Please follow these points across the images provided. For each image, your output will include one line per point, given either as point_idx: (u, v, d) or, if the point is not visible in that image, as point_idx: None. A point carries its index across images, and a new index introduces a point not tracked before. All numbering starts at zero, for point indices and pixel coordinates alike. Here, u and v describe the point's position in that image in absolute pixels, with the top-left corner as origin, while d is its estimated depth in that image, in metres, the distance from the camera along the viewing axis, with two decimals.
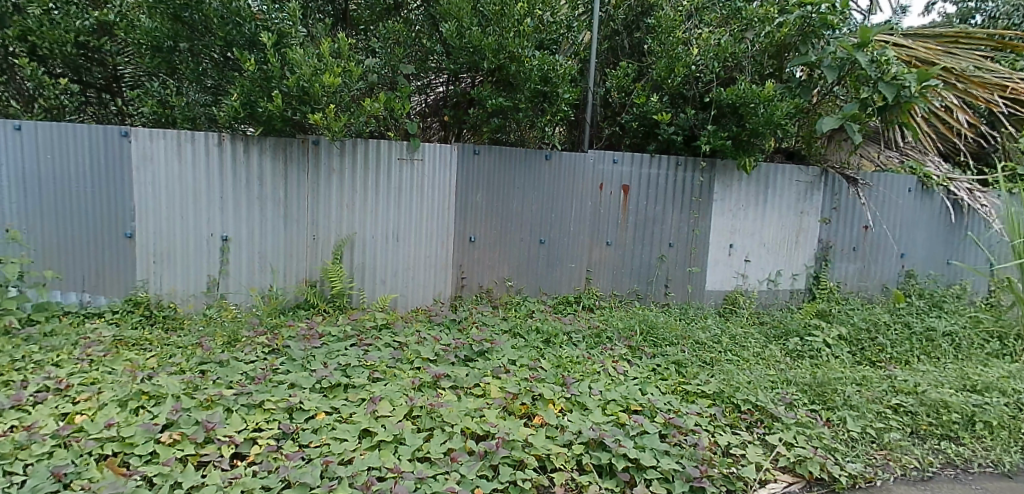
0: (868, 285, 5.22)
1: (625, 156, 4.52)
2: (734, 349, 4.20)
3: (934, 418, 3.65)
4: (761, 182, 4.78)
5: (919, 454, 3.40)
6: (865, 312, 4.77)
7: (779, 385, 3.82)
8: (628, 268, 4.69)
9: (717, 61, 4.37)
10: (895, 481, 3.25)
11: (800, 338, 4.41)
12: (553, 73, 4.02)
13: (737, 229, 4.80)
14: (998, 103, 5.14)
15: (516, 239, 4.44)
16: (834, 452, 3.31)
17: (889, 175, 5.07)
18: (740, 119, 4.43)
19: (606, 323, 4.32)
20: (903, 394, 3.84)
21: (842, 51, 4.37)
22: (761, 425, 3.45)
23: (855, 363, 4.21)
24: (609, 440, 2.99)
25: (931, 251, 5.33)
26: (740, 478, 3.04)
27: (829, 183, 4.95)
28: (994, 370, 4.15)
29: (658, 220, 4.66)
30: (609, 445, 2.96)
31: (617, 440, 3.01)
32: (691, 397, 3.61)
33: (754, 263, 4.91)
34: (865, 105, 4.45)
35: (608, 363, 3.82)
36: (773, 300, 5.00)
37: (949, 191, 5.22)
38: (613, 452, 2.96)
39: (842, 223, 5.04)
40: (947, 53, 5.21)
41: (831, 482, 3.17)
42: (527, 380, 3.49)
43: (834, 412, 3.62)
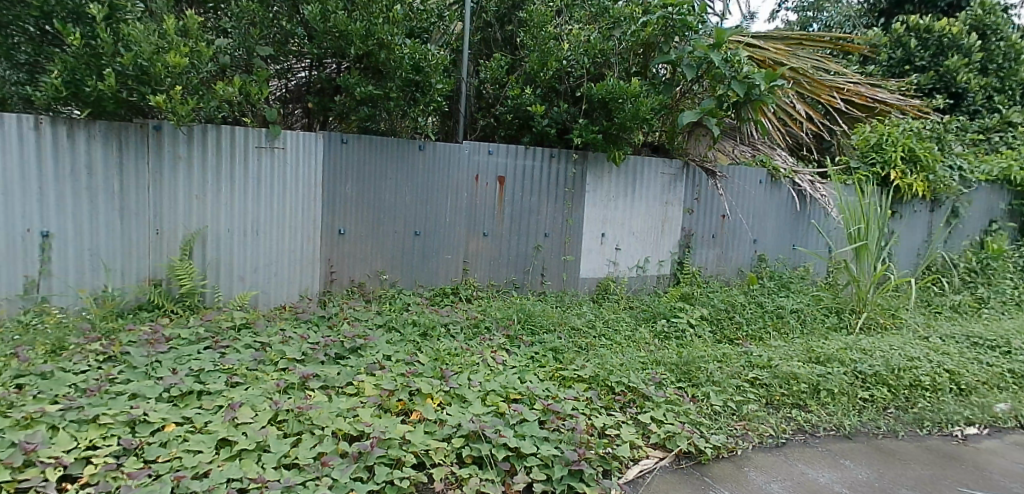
0: (726, 269, 5.58)
1: (499, 148, 4.52)
2: (608, 334, 4.36)
3: (785, 389, 4.03)
4: (629, 174, 4.98)
5: (773, 422, 3.73)
6: (723, 294, 5.12)
7: (649, 366, 4.05)
8: (504, 259, 4.71)
9: (587, 57, 4.50)
10: (753, 449, 3.53)
11: (666, 320, 4.66)
12: (425, 61, 3.95)
13: (609, 219, 4.98)
14: (837, 101, 5.90)
15: (389, 232, 4.31)
16: (700, 426, 3.55)
17: (743, 168, 5.44)
18: (609, 114, 4.58)
19: (484, 313, 4.31)
20: (758, 368, 4.21)
21: (699, 52, 4.61)
22: (634, 405, 3.63)
23: (716, 341, 4.55)
24: (489, 431, 2.98)
25: (780, 237, 5.76)
26: (615, 458, 3.16)
27: (691, 176, 5.27)
28: (832, 343, 4.66)
29: (532, 210, 4.72)
30: (490, 436, 2.95)
31: (497, 430, 3.01)
32: (568, 382, 3.70)
33: (624, 251, 5.10)
34: (721, 101, 4.81)
35: (487, 353, 3.81)
36: (642, 286, 5.23)
37: (794, 183, 5.68)
38: (493, 443, 2.95)
39: (702, 213, 5.37)
40: (792, 54, 5.77)
41: (698, 455, 3.38)
42: (403, 375, 3.39)
43: (698, 388, 3.89)
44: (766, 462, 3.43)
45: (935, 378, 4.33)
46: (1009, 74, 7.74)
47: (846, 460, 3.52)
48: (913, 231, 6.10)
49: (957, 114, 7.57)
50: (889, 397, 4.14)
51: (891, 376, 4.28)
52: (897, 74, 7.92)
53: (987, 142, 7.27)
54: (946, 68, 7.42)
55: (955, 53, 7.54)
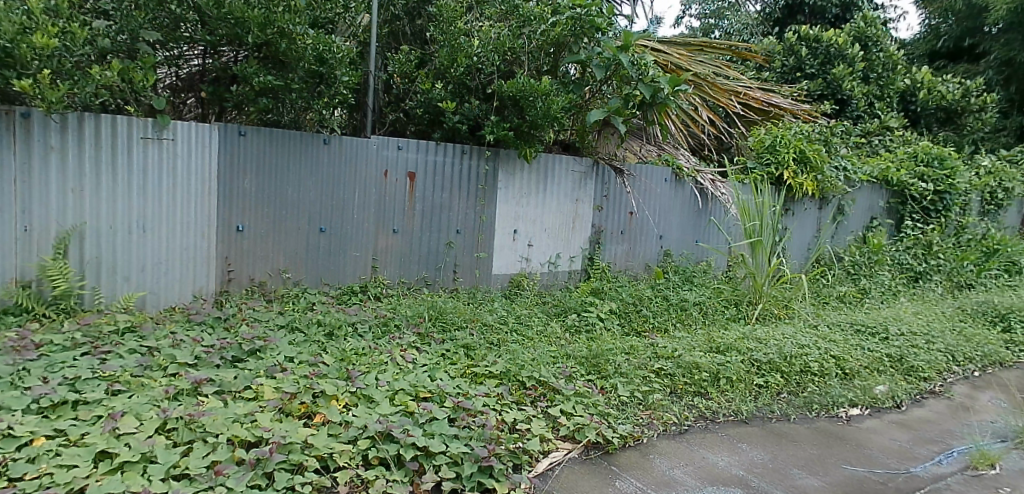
0: (634, 264, 5.76)
1: (409, 143, 4.46)
2: (519, 329, 4.40)
3: (688, 378, 4.21)
4: (540, 172, 5.04)
5: (677, 410, 3.89)
6: (631, 288, 5.28)
7: (560, 360, 4.12)
8: (414, 255, 4.65)
9: (497, 54, 4.53)
10: (658, 437, 3.67)
11: (577, 314, 4.76)
12: (329, 53, 3.84)
13: (521, 216, 5.02)
14: (734, 106, 6.22)
15: (292, 229, 4.15)
16: (607, 417, 3.65)
17: (648, 167, 5.63)
18: (520, 111, 4.60)
19: (393, 311, 4.24)
20: (664, 359, 4.38)
21: (608, 53, 4.73)
22: (544, 399, 3.68)
23: (624, 333, 4.69)
24: (397, 431, 2.93)
25: (684, 233, 6.01)
26: (525, 452, 3.19)
27: (600, 173, 5.40)
28: (731, 333, 4.93)
29: (443, 207, 4.68)
30: (397, 436, 2.90)
31: (405, 430, 2.96)
32: (479, 379, 3.70)
33: (536, 247, 5.16)
34: (627, 101, 4.94)
35: (396, 352, 3.75)
36: (553, 281, 5.31)
37: (697, 181, 5.94)
38: (401, 443, 2.90)
39: (611, 209, 5.51)
40: (693, 60, 6.02)
41: (605, 445, 3.47)
42: (307, 377, 3.27)
43: (606, 380, 4.00)
44: (670, 448, 3.57)
45: (822, 364, 4.66)
46: (886, 82, 8.46)
47: (742, 443, 3.72)
48: (804, 227, 6.52)
49: (843, 119, 8.19)
50: (782, 382, 4.41)
51: (783, 363, 4.56)
52: (790, 80, 8.47)
53: (868, 145, 7.90)
54: (833, 76, 8.03)
55: (841, 62, 8.17)
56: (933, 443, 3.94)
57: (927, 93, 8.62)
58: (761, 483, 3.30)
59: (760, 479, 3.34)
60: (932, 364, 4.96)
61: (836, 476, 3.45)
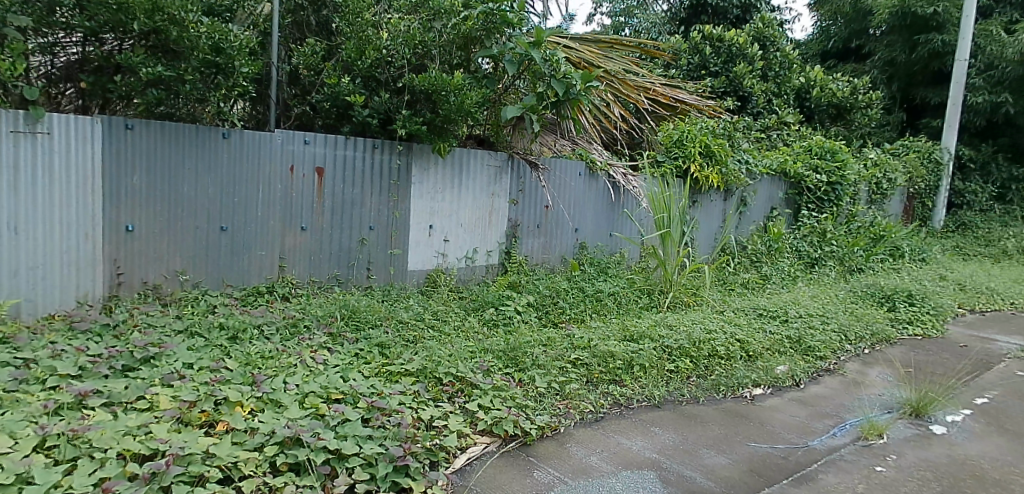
0: (550, 257, 5.83)
1: (316, 137, 4.32)
2: (436, 325, 4.37)
3: (603, 367, 4.32)
4: (455, 166, 5.01)
5: (593, 399, 3.98)
6: (548, 280, 5.36)
7: (477, 354, 4.13)
8: (324, 253, 4.53)
9: (407, 47, 4.44)
10: (575, 426, 3.74)
11: (495, 308, 4.78)
12: (226, 42, 3.66)
13: (436, 211, 4.98)
14: (643, 102, 6.43)
15: (191, 228, 3.94)
16: (525, 409, 3.68)
17: (562, 161, 5.71)
18: (433, 105, 4.56)
19: (303, 312, 4.10)
20: (580, 349, 4.48)
21: (520, 48, 4.74)
22: (461, 395, 3.67)
23: (541, 325, 4.76)
24: (306, 435, 2.83)
25: (598, 226, 6.14)
26: (442, 448, 3.17)
27: (515, 168, 5.44)
28: (644, 321, 5.10)
29: (354, 203, 4.58)
30: (307, 440, 2.80)
31: (316, 434, 2.87)
32: (395, 377, 3.64)
33: (452, 242, 5.14)
34: (541, 98, 4.98)
35: (306, 354, 3.63)
36: (471, 276, 5.30)
37: (609, 175, 6.06)
38: (312, 447, 2.80)
39: (527, 203, 5.56)
40: (604, 57, 6.14)
41: (523, 436, 3.50)
42: (207, 384, 3.11)
43: (524, 373, 4.04)
44: (586, 436, 3.65)
45: (728, 347, 4.90)
46: (783, 80, 8.99)
47: (655, 427, 3.86)
48: (710, 217, 6.83)
49: (744, 115, 8.62)
50: (691, 367, 4.61)
51: (692, 348, 4.77)
52: (695, 78, 8.86)
53: (768, 140, 8.34)
54: (735, 74, 8.47)
55: (742, 61, 8.62)
56: (828, 417, 4.23)
57: (819, 90, 9.22)
58: (673, 465, 3.43)
59: (672, 461, 3.48)
60: (826, 343, 5.32)
61: (742, 453, 3.63)
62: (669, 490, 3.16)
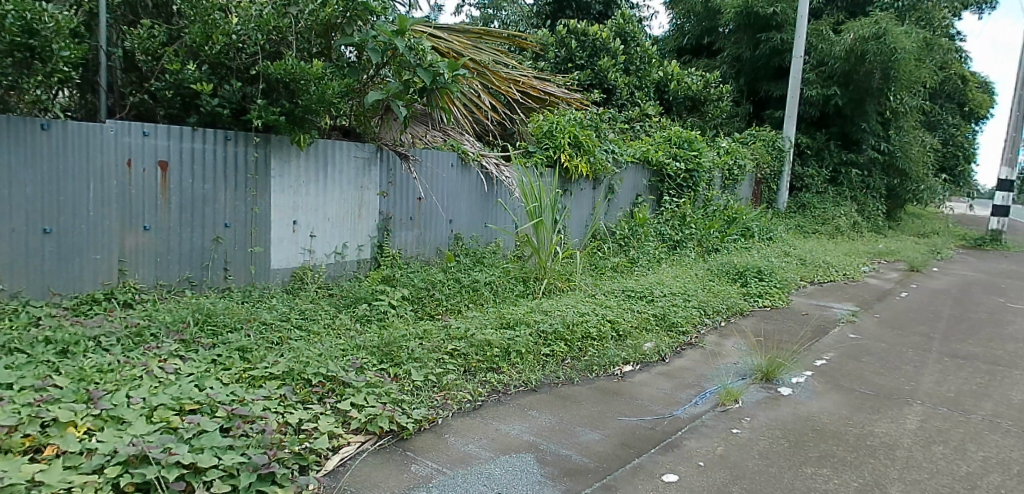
0: (425, 249, 5.77)
1: (157, 129, 4.00)
2: (304, 325, 4.20)
3: (480, 355, 4.36)
4: (319, 159, 4.83)
5: (470, 388, 4.00)
6: (423, 273, 5.32)
7: (349, 352, 4.01)
8: (173, 254, 4.19)
9: (261, 33, 4.22)
10: (453, 416, 3.74)
11: (368, 304, 4.68)
12: (40, 24, 3.31)
13: (299, 206, 4.77)
14: (513, 93, 6.55)
15: (5, 231, 3.50)
16: (401, 403, 3.63)
17: (433, 152, 5.67)
18: (292, 95, 4.35)
19: (149, 319, 3.79)
20: (456, 339, 4.49)
21: (383, 37, 4.58)
22: (333, 394, 3.55)
23: (417, 318, 4.71)
24: (156, 451, 2.60)
25: (473, 216, 6.16)
26: (313, 451, 3.06)
27: (384, 159, 5.33)
28: (520, 308, 5.21)
29: (206, 199, 4.28)
30: (157, 457, 2.57)
31: (166, 449, 2.64)
32: (258, 382, 3.45)
33: (319, 238, 4.95)
34: (407, 86, 4.87)
35: (153, 364, 3.34)
36: (341, 272, 5.13)
37: (482, 166, 6.12)
38: (162, 464, 2.58)
39: (398, 196, 5.47)
40: (473, 47, 6.17)
41: (400, 431, 3.45)
42: (31, 405, 2.78)
43: (399, 367, 3.98)
44: (465, 425, 3.66)
45: (600, 328, 5.12)
46: (644, 74, 9.51)
47: (532, 410, 3.95)
48: (580, 205, 7.08)
49: (610, 106, 9.02)
50: (566, 349, 4.76)
51: (566, 331, 4.93)
52: (563, 70, 9.16)
53: (632, 130, 8.77)
54: (599, 67, 8.86)
55: (605, 55, 9.02)
56: (691, 388, 4.54)
57: (676, 84, 9.86)
58: (550, 445, 3.53)
59: (549, 441, 3.58)
60: (688, 319, 5.72)
61: (613, 428, 3.81)
62: (546, 470, 3.26)
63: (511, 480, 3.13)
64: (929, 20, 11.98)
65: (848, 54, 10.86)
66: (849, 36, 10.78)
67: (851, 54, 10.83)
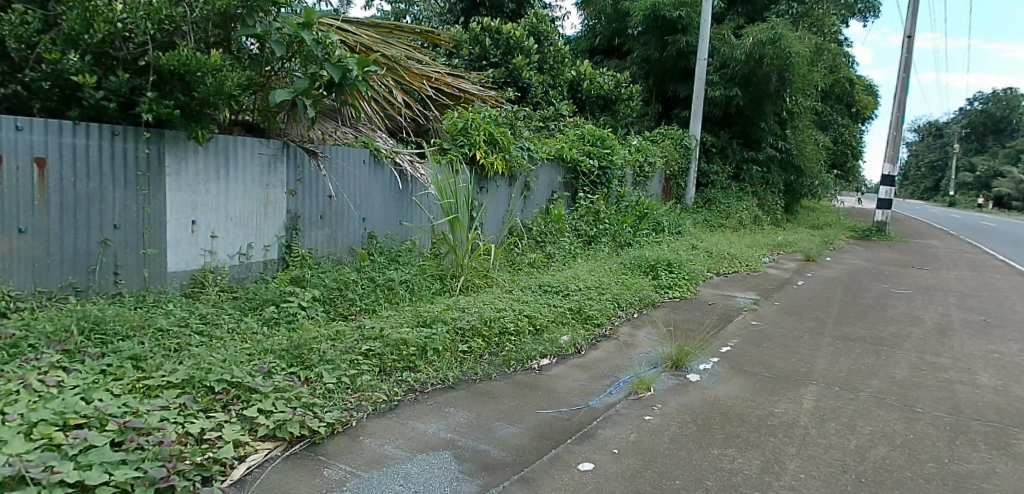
0: (337, 249, 5.61)
1: (33, 123, 3.71)
2: (205, 330, 4.00)
3: (396, 355, 4.30)
4: (219, 155, 4.62)
5: (386, 388, 3.93)
6: (335, 273, 5.20)
7: (256, 357, 3.85)
8: (55, 258, 3.89)
9: (150, 22, 3.99)
10: (368, 417, 3.67)
11: (276, 306, 4.53)
12: None
13: (198, 205, 4.54)
14: (427, 89, 6.52)
15: None
16: (313, 407, 3.52)
17: (344, 148, 5.55)
18: (187, 88, 4.14)
19: (27, 329, 3.50)
20: (371, 340, 4.41)
21: (288, 29, 4.46)
22: (238, 401, 3.39)
23: (329, 320, 4.59)
24: (35, 471, 2.45)
25: (387, 214, 6.06)
26: (217, 461, 2.93)
27: (292, 156, 5.15)
28: (437, 306, 5.18)
29: (92, 199, 4.00)
30: (36, 477, 2.43)
31: (47, 468, 2.49)
32: (153, 392, 3.26)
33: (222, 238, 4.73)
34: (314, 81, 4.74)
35: (32, 377, 3.09)
36: (246, 274, 4.93)
37: (396, 162, 6.03)
38: (43, 484, 2.43)
39: (308, 194, 5.30)
40: (383, 42, 6.10)
41: (311, 436, 3.35)
42: None
43: (311, 370, 3.86)
44: (380, 426, 3.60)
45: (517, 323, 5.18)
46: (557, 73, 9.70)
47: (450, 407, 3.94)
48: (496, 202, 7.13)
49: (524, 105, 9.19)
50: (483, 346, 4.78)
51: (484, 327, 4.95)
52: (477, 67, 9.19)
53: (546, 129, 8.93)
54: (513, 65, 8.96)
55: (519, 53, 9.14)
56: (605, 378, 4.67)
57: (589, 83, 10.11)
58: (467, 441, 3.54)
59: (466, 437, 3.58)
60: (602, 312, 5.88)
61: (531, 421, 3.86)
62: (464, 466, 3.27)
63: (428, 478, 3.12)
64: (820, 26, 12.89)
65: (748, 57, 11.47)
66: (748, 40, 11.38)
67: (751, 57, 11.45)
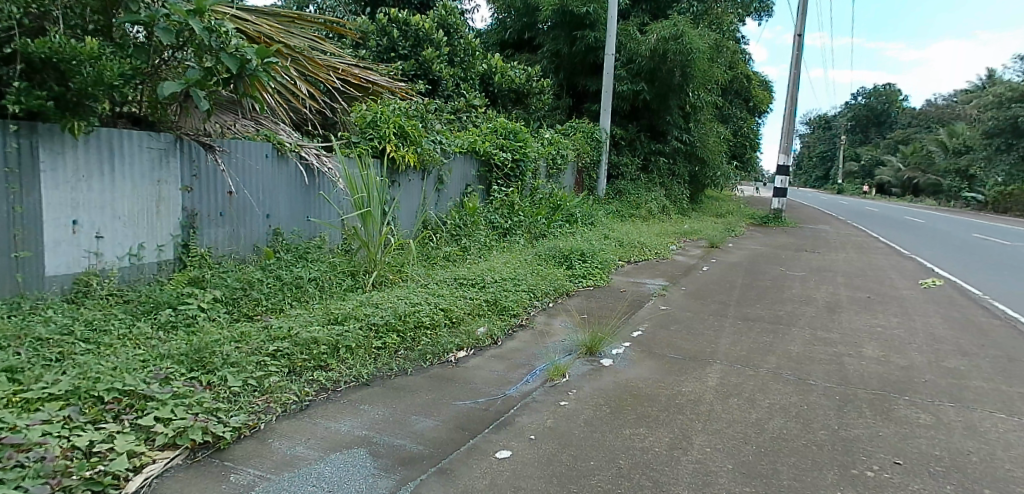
0: (240, 247, 5.38)
1: None
2: (92, 338, 3.76)
3: (306, 354, 4.18)
4: (102, 150, 4.32)
5: (296, 389, 3.82)
6: (238, 272, 5.00)
7: (151, 363, 3.64)
8: None
9: (15, 5, 3.72)
10: (277, 420, 3.55)
11: (173, 309, 4.31)
12: None
13: (80, 203, 4.23)
14: (333, 81, 6.40)
15: None
16: (217, 412, 3.36)
17: (244, 142, 5.32)
18: (62, 77, 3.88)
19: None
20: (278, 340, 4.27)
21: (177, 16, 4.21)
22: (132, 410, 3.19)
23: (232, 321, 4.42)
24: None
25: (293, 210, 5.86)
26: (109, 474, 2.78)
27: (185, 150, 4.89)
28: (348, 303, 5.07)
29: None
30: None
31: None
32: (34, 405, 3.03)
33: (108, 239, 4.44)
34: (210, 74, 4.54)
35: None
36: (138, 276, 4.65)
37: (301, 156, 5.85)
38: None
39: (204, 190, 5.05)
40: (285, 32, 5.92)
41: (215, 442, 3.21)
42: None
43: (213, 374, 3.68)
44: (291, 428, 3.50)
45: (433, 317, 5.15)
46: (468, 66, 9.71)
47: (364, 405, 3.88)
48: (409, 196, 7.07)
49: (435, 97, 9.15)
50: (398, 341, 4.73)
51: (398, 322, 4.90)
52: (386, 60, 9.12)
53: (458, 121, 8.93)
54: (423, 57, 8.93)
55: (429, 45, 9.09)
56: (521, 367, 4.75)
57: (500, 76, 10.18)
58: (383, 437, 3.51)
59: (381, 434, 3.55)
60: (518, 302, 5.95)
61: (448, 413, 3.88)
62: (380, 462, 3.24)
63: (343, 477, 3.08)
64: (718, 24, 13.58)
65: (652, 53, 11.89)
66: (652, 36, 11.80)
67: (655, 53, 11.87)
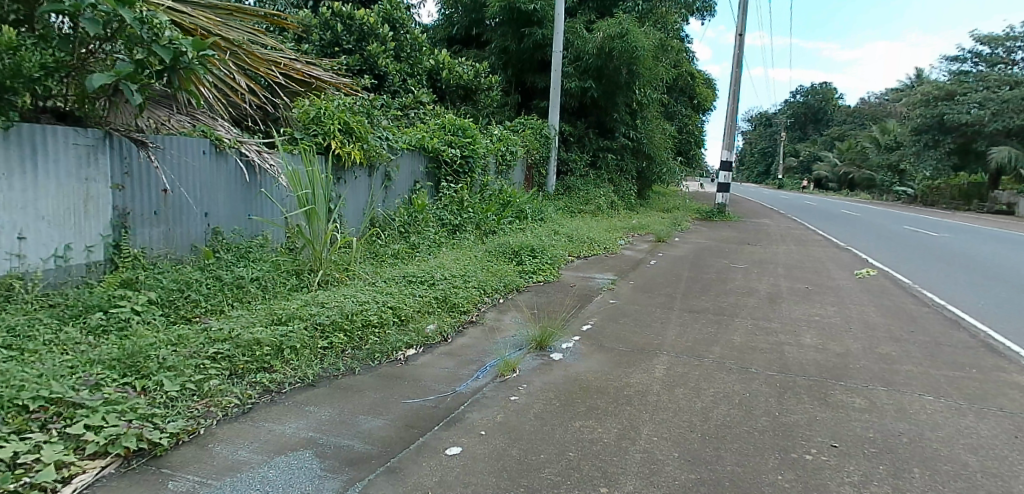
0: (176, 247, 5.19)
1: None
2: (16, 344, 3.58)
3: (248, 357, 4.07)
4: (23, 146, 4.10)
5: (238, 391, 3.72)
6: (175, 273, 4.83)
7: (80, 369, 3.49)
8: None
9: None
10: (218, 424, 3.45)
11: (104, 313, 4.13)
12: None
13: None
14: (275, 76, 6.25)
15: None
16: (152, 418, 3.24)
17: (179, 138, 5.13)
18: None
19: None
20: (218, 342, 4.14)
21: (104, 6, 4.03)
22: (59, 419, 3.06)
23: (169, 324, 4.27)
24: None
25: (233, 208, 5.69)
26: (35, 486, 2.67)
27: (115, 147, 4.68)
28: (293, 303, 4.97)
29: None
30: None
31: None
32: None
33: (31, 240, 4.22)
34: (141, 66, 4.37)
35: None
36: (65, 279, 4.44)
37: (241, 153, 5.68)
38: None
39: (136, 188, 4.85)
40: (224, 24, 5.72)
41: (151, 449, 3.09)
42: None
43: (148, 379, 3.54)
44: (233, 432, 3.41)
45: (381, 315, 5.09)
46: (415, 62, 9.62)
47: (310, 406, 3.82)
48: (355, 193, 6.97)
49: (382, 93, 9.04)
50: (346, 340, 4.66)
51: (345, 321, 4.83)
52: (330, 54, 8.98)
53: (406, 117, 8.85)
54: (369, 52, 8.83)
55: (374, 40, 8.98)
56: (471, 363, 4.75)
57: (447, 72, 10.13)
58: (330, 438, 3.46)
59: (328, 435, 3.50)
60: (468, 299, 5.95)
61: (397, 412, 3.85)
62: (327, 464, 3.20)
63: (287, 479, 3.03)
64: (663, 23, 13.84)
65: (599, 51, 12.04)
66: (598, 35, 11.94)
67: (602, 51, 12.02)
